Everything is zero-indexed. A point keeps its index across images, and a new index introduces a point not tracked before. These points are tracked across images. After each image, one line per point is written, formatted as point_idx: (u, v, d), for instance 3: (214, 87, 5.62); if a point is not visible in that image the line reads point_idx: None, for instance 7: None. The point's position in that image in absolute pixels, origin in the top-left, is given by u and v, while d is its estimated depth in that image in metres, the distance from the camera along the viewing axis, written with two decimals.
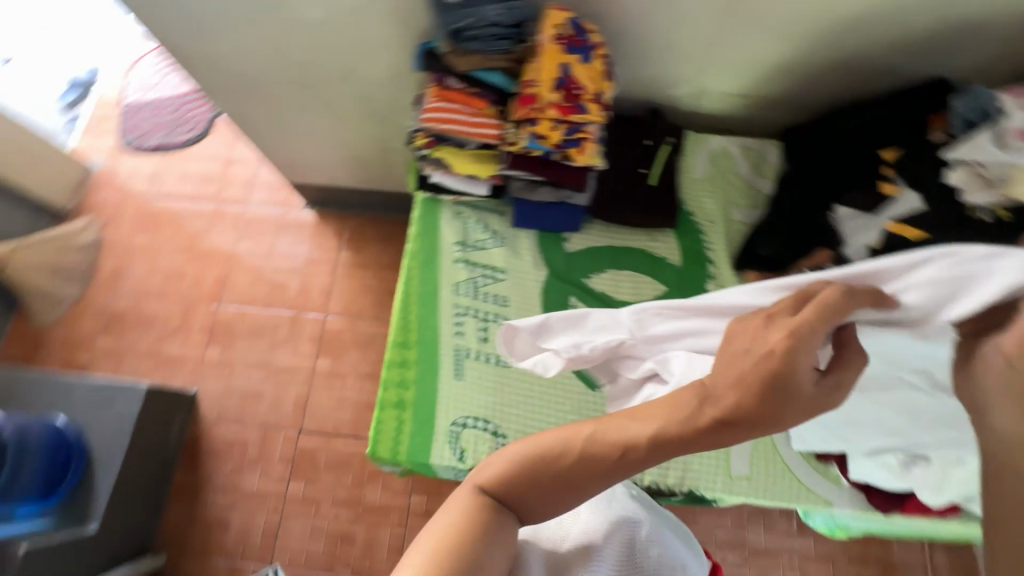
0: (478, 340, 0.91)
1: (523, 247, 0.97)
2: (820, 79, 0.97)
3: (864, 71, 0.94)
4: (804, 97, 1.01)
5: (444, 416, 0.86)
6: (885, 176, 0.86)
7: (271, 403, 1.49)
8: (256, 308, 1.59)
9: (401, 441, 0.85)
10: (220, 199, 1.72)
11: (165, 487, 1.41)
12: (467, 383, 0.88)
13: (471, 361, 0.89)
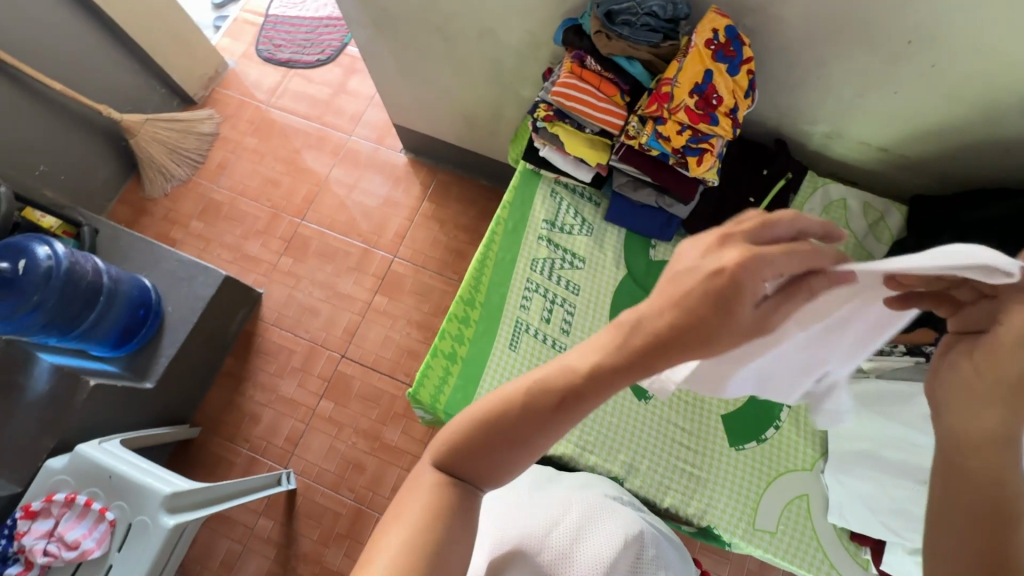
0: (540, 320, 0.92)
1: (608, 243, 0.97)
2: (969, 152, 0.90)
3: (1017, 160, 0.87)
4: (944, 168, 0.94)
5: (490, 381, 0.88)
6: None
7: (325, 322, 1.57)
8: (334, 232, 1.67)
9: (442, 392, 0.86)
10: (328, 121, 1.81)
11: (214, 370, 1.52)
12: (518, 357, 0.90)
13: (526, 337, 0.91)
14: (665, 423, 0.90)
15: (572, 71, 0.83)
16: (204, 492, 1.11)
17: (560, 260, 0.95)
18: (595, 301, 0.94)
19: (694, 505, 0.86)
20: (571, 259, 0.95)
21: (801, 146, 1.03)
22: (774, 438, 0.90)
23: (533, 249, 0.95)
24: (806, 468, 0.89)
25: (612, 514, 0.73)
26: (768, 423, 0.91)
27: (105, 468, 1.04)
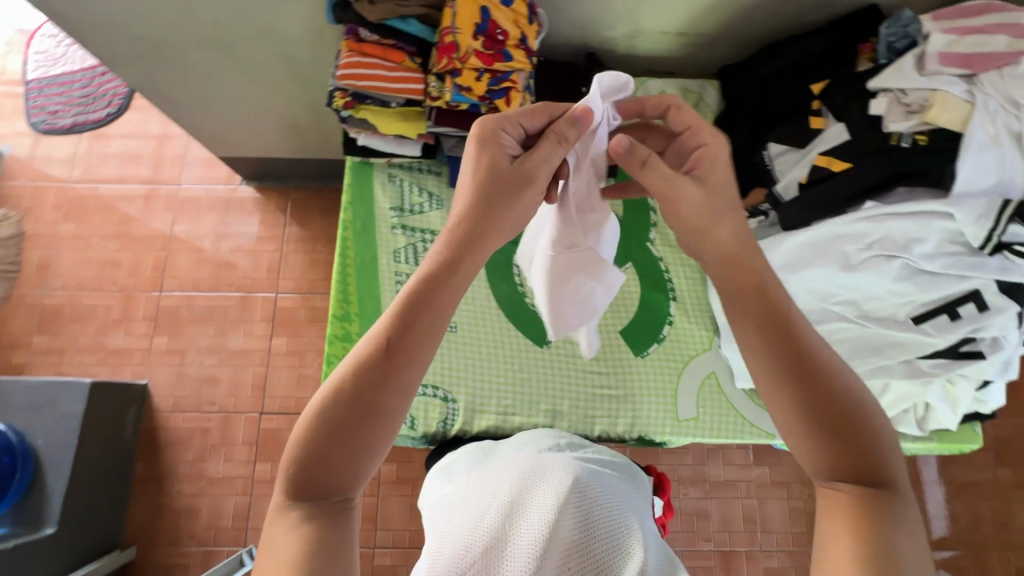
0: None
1: None
2: (755, 14, 0.95)
3: (793, 8, 0.94)
4: (739, 35, 1.00)
5: None
6: (817, 111, 0.94)
7: (229, 386, 1.45)
8: (201, 291, 1.52)
9: None
10: (149, 176, 1.61)
11: (125, 483, 1.36)
12: None
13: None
14: (569, 358, 0.95)
15: (353, 49, 0.81)
16: None
17: (422, 243, 0.93)
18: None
19: (621, 421, 0.92)
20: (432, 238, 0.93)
21: (612, 52, 1.04)
22: (670, 334, 0.97)
23: (391, 242, 0.92)
24: (706, 349, 0.97)
25: (544, 471, 0.71)
26: (662, 321, 0.98)
27: None
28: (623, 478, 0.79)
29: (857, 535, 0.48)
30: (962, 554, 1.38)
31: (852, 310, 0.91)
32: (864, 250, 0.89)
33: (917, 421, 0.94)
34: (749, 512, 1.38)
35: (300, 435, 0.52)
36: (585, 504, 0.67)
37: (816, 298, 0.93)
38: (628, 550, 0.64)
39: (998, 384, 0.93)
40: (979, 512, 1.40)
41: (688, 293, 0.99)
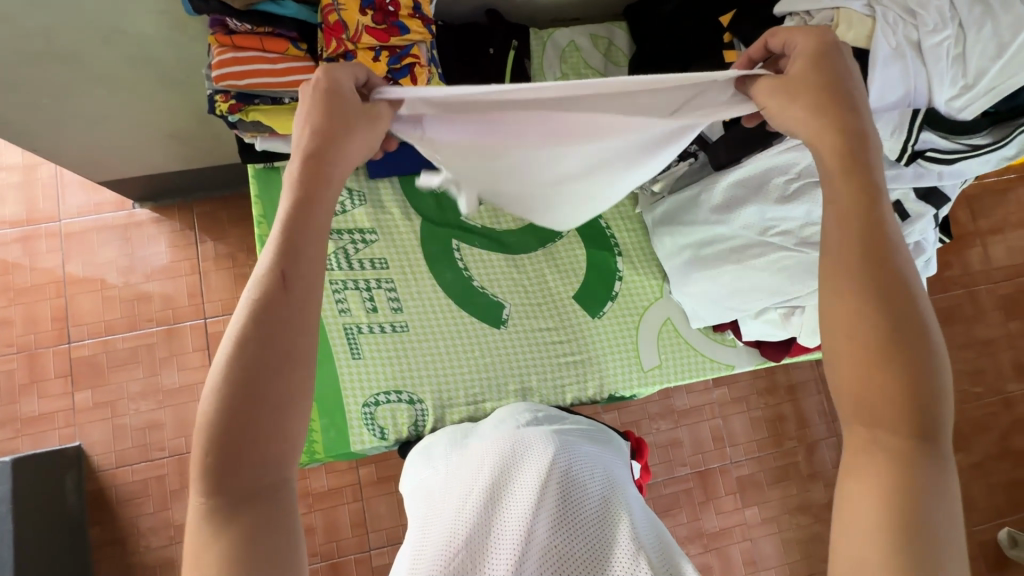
0: (367, 312, 0.90)
1: (386, 199, 0.95)
2: None
3: None
4: None
5: (352, 398, 0.86)
6: (729, 44, 0.94)
7: (176, 426, 1.34)
8: (118, 333, 1.37)
9: (313, 438, 0.84)
10: (19, 216, 1.41)
11: (82, 553, 1.25)
12: (363, 359, 0.87)
13: (361, 335, 0.88)
14: (530, 334, 0.94)
15: (225, 42, 0.73)
16: None
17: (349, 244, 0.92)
18: (406, 265, 0.93)
19: (590, 383, 0.94)
20: (359, 238, 0.92)
21: (512, 5, 0.99)
22: (623, 290, 0.99)
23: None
24: (657, 298, 1.00)
25: (528, 448, 0.72)
26: (612, 279, 0.99)
27: None
28: (605, 447, 0.81)
29: (884, 485, 0.45)
30: None
31: (790, 240, 0.84)
32: (796, 178, 0.83)
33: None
34: (716, 431, 1.48)
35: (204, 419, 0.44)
36: (571, 477, 0.68)
37: (755, 233, 0.87)
38: (615, 511, 0.66)
39: (920, 281, 1.01)
40: None
41: (632, 246, 1.02)
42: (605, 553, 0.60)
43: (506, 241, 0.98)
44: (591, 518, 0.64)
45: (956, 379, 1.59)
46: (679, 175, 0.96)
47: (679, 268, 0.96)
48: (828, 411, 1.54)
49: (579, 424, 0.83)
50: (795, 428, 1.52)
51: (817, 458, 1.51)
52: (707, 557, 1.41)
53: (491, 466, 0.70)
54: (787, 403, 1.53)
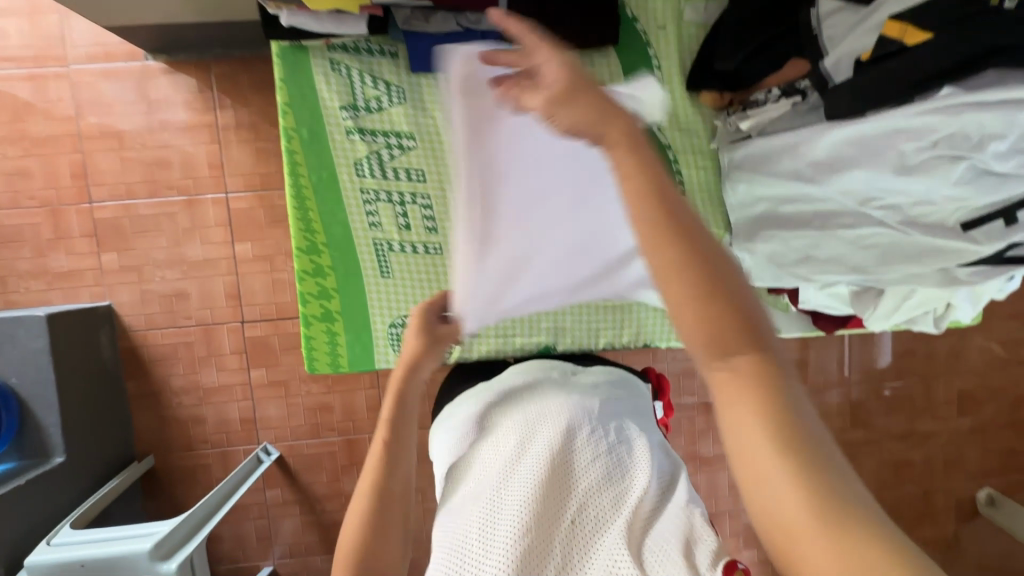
0: (398, 230, 0.99)
1: (425, 100, 0.98)
2: None
3: None
4: None
5: (379, 315, 1.00)
6: None
7: (201, 298, 1.36)
8: (139, 198, 1.33)
9: (340, 350, 1.00)
10: (25, 55, 1.29)
11: (119, 402, 1.35)
12: (389, 277, 1.00)
13: (390, 254, 1.00)
14: None
15: None
16: (188, 520, 1.08)
17: (385, 149, 0.98)
18: (441, 180, 1.00)
19: (625, 330, 1.09)
20: (396, 144, 0.98)
21: None
22: None
23: (346, 147, 0.97)
24: None
25: (539, 406, 0.80)
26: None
27: (73, 560, 0.98)
28: (623, 392, 0.89)
29: (797, 479, 0.37)
30: (911, 383, 1.54)
31: (894, 216, 0.83)
32: (926, 149, 0.76)
33: (934, 318, 0.97)
34: None
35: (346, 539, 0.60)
36: (578, 416, 0.77)
37: (853, 201, 0.86)
38: (620, 459, 0.71)
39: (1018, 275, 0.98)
40: (935, 349, 1.53)
41: (697, 185, 1.11)
42: (607, 479, 0.68)
43: None
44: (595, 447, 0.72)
45: (989, 347, 1.54)
46: (778, 117, 0.95)
47: (752, 219, 1.03)
48: (847, 362, 1.52)
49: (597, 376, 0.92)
50: (811, 373, 1.51)
51: (825, 404, 1.53)
52: (697, 477, 1.50)
53: (502, 428, 0.78)
54: (812, 348, 1.50)
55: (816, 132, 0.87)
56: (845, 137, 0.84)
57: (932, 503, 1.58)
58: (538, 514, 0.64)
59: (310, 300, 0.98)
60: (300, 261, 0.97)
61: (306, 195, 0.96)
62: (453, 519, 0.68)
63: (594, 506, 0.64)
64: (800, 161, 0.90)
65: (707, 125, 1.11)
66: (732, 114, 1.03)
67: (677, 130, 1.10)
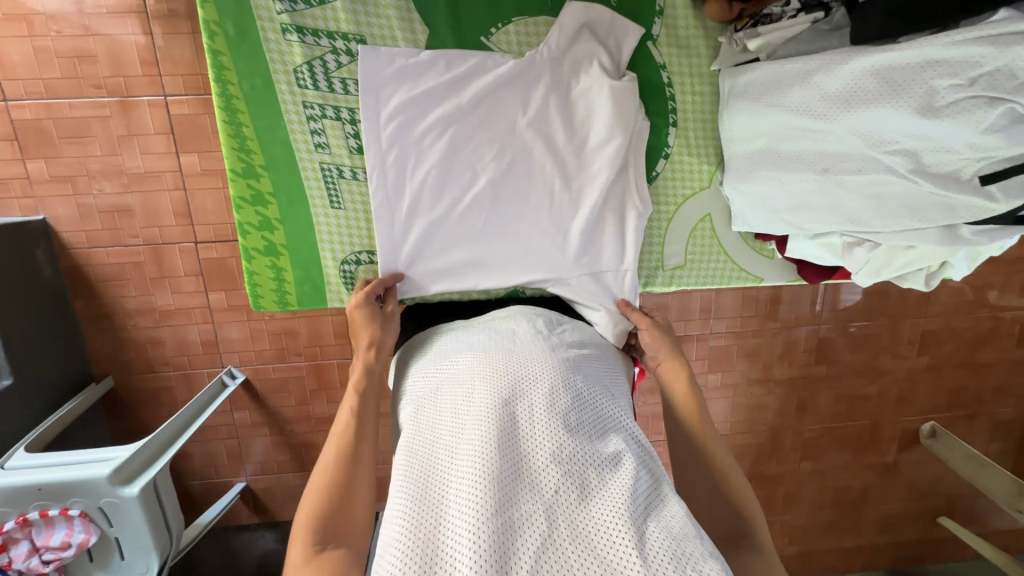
0: (348, 153, 0.96)
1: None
2: None
3: None
4: None
5: (328, 250, 1.01)
6: None
7: (146, 215, 1.25)
8: (62, 97, 1.16)
9: (285, 288, 1.03)
10: None
11: (68, 323, 1.28)
12: (339, 209, 0.99)
13: (338, 179, 0.98)
14: None
15: None
16: (152, 443, 1.06)
17: (330, 54, 0.92)
18: None
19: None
20: (341, 49, 0.92)
21: None
22: (667, 169, 1.04)
23: (282, 50, 0.90)
24: (706, 186, 1.06)
25: (525, 372, 0.74)
26: (658, 156, 1.04)
27: (27, 485, 0.96)
28: (604, 361, 0.86)
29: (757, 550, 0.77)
30: (878, 323, 1.56)
31: (907, 163, 0.75)
32: (962, 88, 0.67)
33: (926, 275, 0.94)
34: (706, 303, 1.46)
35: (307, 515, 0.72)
36: (569, 386, 0.73)
37: (863, 143, 0.78)
38: (609, 449, 0.67)
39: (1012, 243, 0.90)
40: (906, 291, 1.54)
41: (691, 111, 1.02)
42: (599, 457, 0.65)
43: None
44: (586, 423, 0.69)
45: (959, 290, 1.55)
46: (792, 36, 0.85)
47: (750, 155, 0.96)
48: (820, 300, 1.52)
49: (578, 338, 0.88)
50: (783, 309, 1.51)
51: (793, 341, 1.55)
52: (661, 406, 1.54)
53: (480, 389, 0.72)
54: (791, 287, 1.49)
55: (831, 65, 0.78)
56: (867, 68, 0.75)
57: (879, 433, 1.68)
58: (510, 500, 0.59)
59: (250, 233, 0.99)
60: (236, 185, 0.96)
61: (238, 107, 0.92)
62: (427, 474, 0.65)
63: (583, 483, 0.62)
64: (811, 92, 0.82)
65: (709, 40, 0.99)
66: (739, 31, 0.91)
67: (672, 46, 0.98)
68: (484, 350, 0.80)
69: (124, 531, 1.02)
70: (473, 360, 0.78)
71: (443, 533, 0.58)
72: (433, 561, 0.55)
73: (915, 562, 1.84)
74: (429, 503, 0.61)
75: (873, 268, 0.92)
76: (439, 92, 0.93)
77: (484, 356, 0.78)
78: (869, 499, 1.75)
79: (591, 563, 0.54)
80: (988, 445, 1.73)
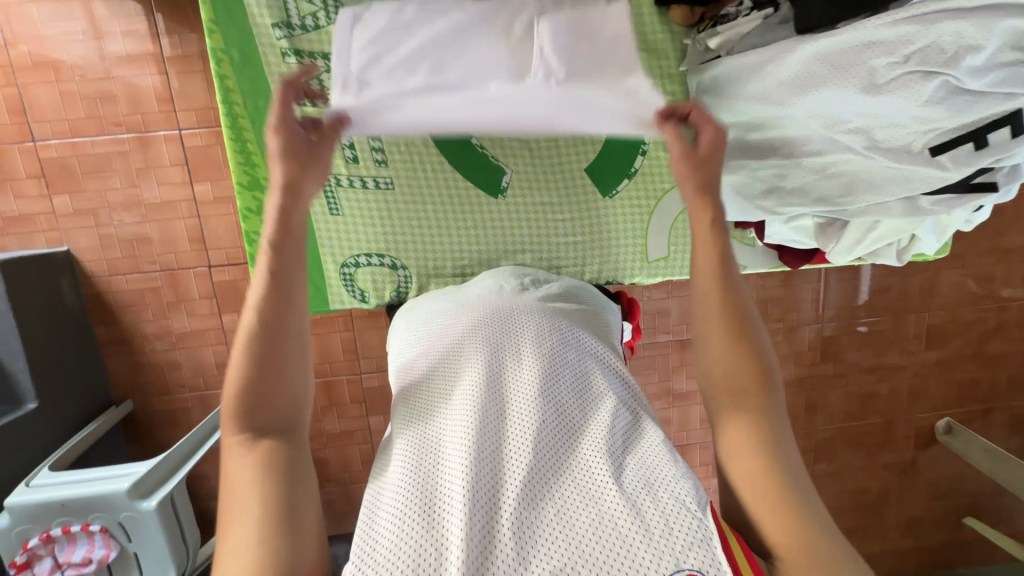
0: (344, 163, 1.02)
1: None
2: None
3: None
4: None
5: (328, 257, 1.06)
6: None
7: (163, 242, 1.31)
8: (85, 136, 1.25)
9: None
10: None
11: (90, 348, 1.34)
12: (337, 215, 1.04)
13: (335, 188, 1.03)
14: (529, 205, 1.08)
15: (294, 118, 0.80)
16: (168, 460, 1.10)
17: (324, 71, 0.99)
18: None
19: (590, 264, 1.11)
20: None
21: None
22: (645, 165, 1.08)
23: (282, 70, 0.98)
24: (683, 179, 1.10)
25: (511, 323, 0.77)
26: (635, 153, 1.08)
27: (51, 501, 1.00)
28: (590, 308, 0.89)
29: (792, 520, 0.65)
30: (883, 319, 1.56)
31: (861, 140, 0.85)
32: (898, 64, 0.79)
33: (897, 250, 1.00)
34: None
35: (234, 389, 0.71)
36: (554, 333, 0.75)
37: (822, 125, 0.87)
38: (593, 391, 0.69)
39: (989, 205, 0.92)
40: (908, 286, 1.54)
41: (664, 108, 1.07)
42: (583, 399, 0.68)
43: None
44: (570, 367, 0.71)
45: (962, 284, 1.54)
46: (747, 32, 0.91)
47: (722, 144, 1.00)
48: (821, 298, 1.52)
49: (565, 289, 0.91)
50: (784, 308, 1.52)
51: (798, 339, 1.55)
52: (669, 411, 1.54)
53: (468, 340, 0.75)
54: (791, 286, 1.50)
55: (784, 53, 0.85)
56: (816, 54, 0.83)
57: (893, 431, 1.65)
58: (500, 440, 0.62)
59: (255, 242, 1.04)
60: (242, 197, 1.02)
61: (243, 124, 1.00)
62: (414, 418, 0.68)
63: (566, 420, 0.65)
64: (768, 81, 0.88)
65: (676, 42, 1.03)
66: (702, 32, 0.97)
67: (642, 50, 1.05)
68: (472, 304, 0.82)
69: (142, 546, 1.04)
70: (459, 313, 0.81)
71: (435, 472, 0.60)
72: (426, 495, 0.57)
73: (944, 566, 1.78)
74: (416, 443, 0.64)
75: (849, 242, 0.97)
76: None
77: (472, 310, 0.81)
78: (889, 500, 1.71)
79: (572, 491, 0.57)
80: (1008, 441, 1.69)
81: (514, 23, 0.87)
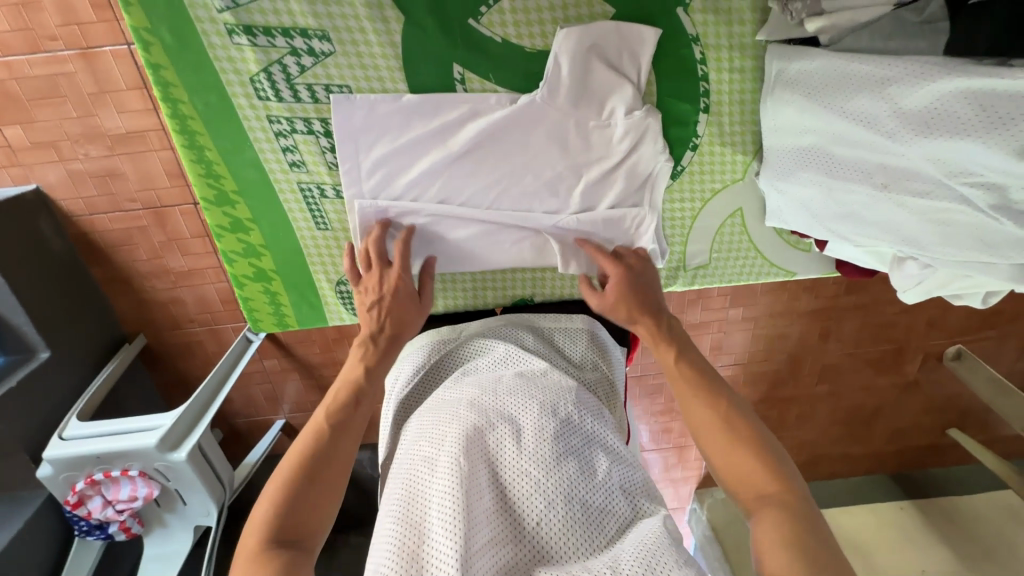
0: (326, 170, 0.97)
1: None
2: None
3: None
4: None
5: (315, 271, 1.08)
6: None
7: (139, 178, 1.19)
8: (18, 54, 1.05)
9: (281, 311, 1.12)
10: None
11: (90, 289, 1.30)
12: (323, 229, 1.04)
13: (319, 199, 1.00)
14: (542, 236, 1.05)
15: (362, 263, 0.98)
16: (190, 409, 1.13)
17: (288, 58, 0.87)
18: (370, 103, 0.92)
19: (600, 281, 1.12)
20: (300, 49, 0.87)
21: None
22: (692, 161, 1.02)
23: (233, 55, 0.86)
24: (738, 179, 1.05)
25: (515, 399, 0.81)
26: (684, 148, 1.01)
27: (87, 455, 1.05)
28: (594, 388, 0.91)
29: None
30: None
31: (989, 197, 0.70)
32: None
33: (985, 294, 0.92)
34: None
35: (273, 494, 0.75)
36: (552, 408, 0.80)
37: (940, 170, 0.74)
38: (594, 475, 0.74)
39: None
40: None
41: (727, 93, 0.96)
42: (582, 480, 0.72)
43: (514, 64, 0.90)
44: (570, 448, 0.76)
45: None
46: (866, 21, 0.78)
47: (792, 149, 0.93)
48: None
49: (575, 366, 0.94)
50: None
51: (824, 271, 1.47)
52: None
53: (468, 412, 0.79)
54: None
55: (913, 78, 0.73)
56: (957, 91, 0.69)
57: (902, 356, 1.66)
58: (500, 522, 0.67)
59: (237, 260, 1.05)
60: (213, 214, 0.99)
61: (195, 128, 0.91)
62: (409, 489, 0.72)
63: (564, 505, 0.70)
64: (881, 105, 0.77)
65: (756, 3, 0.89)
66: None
67: (709, 17, 0.89)
68: (477, 376, 0.88)
69: (180, 484, 1.12)
70: (463, 386, 0.86)
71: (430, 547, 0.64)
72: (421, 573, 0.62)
73: (918, 466, 1.93)
74: (414, 512, 0.69)
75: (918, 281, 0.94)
76: (430, 139, 0.94)
77: (477, 381, 0.86)
78: (881, 416, 1.80)
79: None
80: (1015, 364, 1.70)
81: (560, 75, 0.90)
